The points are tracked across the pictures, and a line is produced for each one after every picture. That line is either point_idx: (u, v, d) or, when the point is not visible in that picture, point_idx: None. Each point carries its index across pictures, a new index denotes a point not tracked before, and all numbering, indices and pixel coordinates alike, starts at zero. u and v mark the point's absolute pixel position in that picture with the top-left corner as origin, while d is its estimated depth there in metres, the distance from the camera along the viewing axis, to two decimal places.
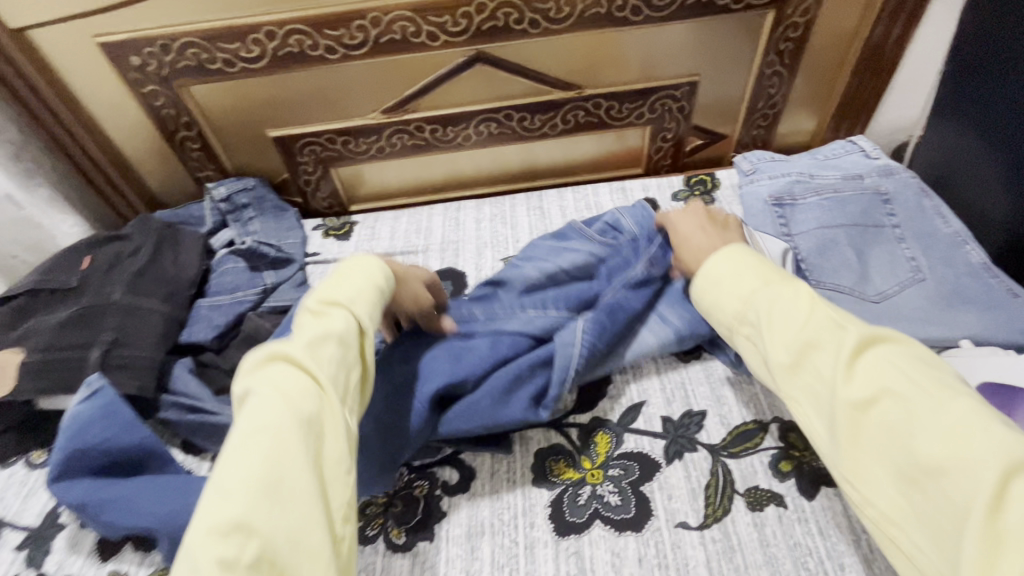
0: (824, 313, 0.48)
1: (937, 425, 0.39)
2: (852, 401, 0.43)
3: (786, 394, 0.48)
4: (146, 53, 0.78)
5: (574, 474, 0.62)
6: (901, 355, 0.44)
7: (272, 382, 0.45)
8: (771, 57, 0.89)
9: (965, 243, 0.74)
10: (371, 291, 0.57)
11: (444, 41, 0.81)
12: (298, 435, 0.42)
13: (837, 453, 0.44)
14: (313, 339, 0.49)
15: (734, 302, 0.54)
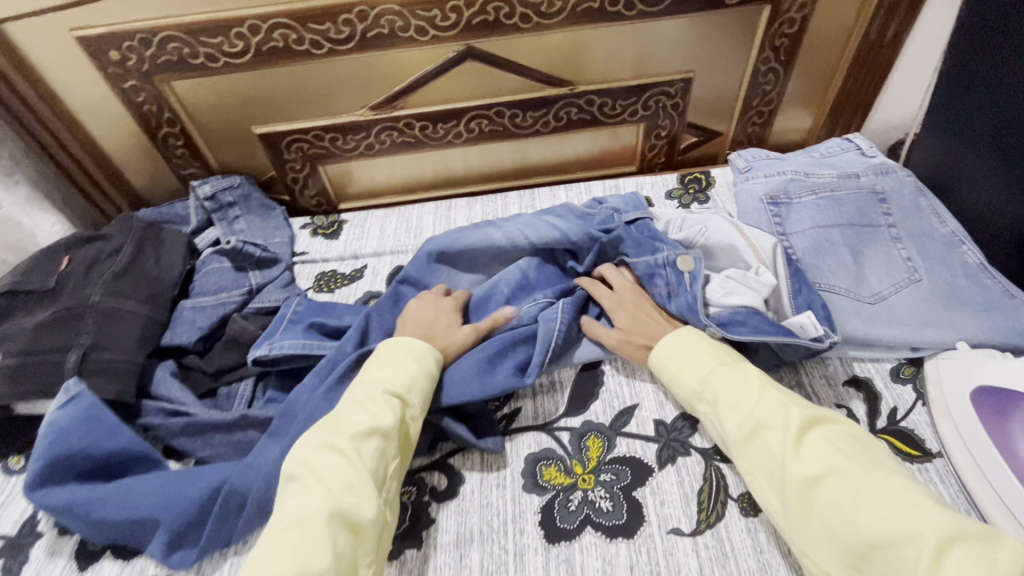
0: (774, 394, 0.54)
1: (878, 499, 0.44)
2: (804, 477, 0.48)
3: (744, 467, 0.53)
4: (125, 47, 0.76)
5: (565, 479, 0.61)
6: (841, 437, 0.50)
7: (316, 477, 0.51)
8: (767, 53, 0.87)
9: (961, 243, 0.73)
10: (420, 380, 0.61)
11: (433, 36, 0.79)
12: (326, 535, 0.47)
13: (794, 526, 0.48)
14: (357, 434, 0.53)
15: (692, 381, 0.59)
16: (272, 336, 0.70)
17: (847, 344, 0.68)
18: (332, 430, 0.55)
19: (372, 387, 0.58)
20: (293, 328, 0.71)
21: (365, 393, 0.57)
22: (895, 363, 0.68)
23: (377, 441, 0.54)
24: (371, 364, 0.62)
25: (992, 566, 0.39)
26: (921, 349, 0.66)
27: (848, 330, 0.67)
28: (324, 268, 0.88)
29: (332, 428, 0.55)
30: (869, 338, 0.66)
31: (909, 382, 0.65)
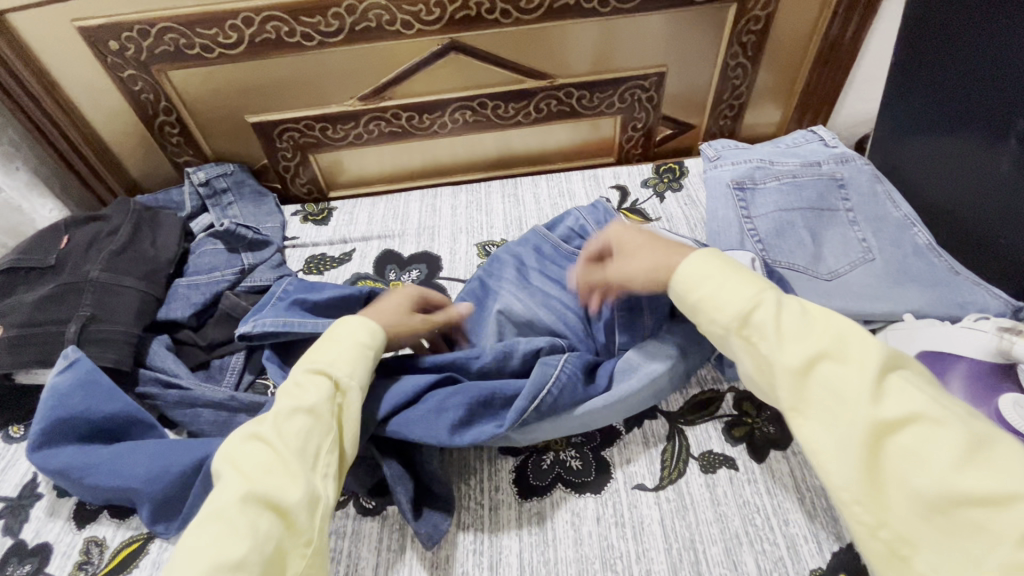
0: (841, 326, 0.47)
1: (964, 450, 0.39)
2: (875, 418, 0.42)
3: (790, 400, 0.46)
4: (124, 37, 0.80)
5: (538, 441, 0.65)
6: (916, 379, 0.44)
7: (238, 467, 0.48)
8: (735, 49, 0.92)
9: (912, 225, 0.78)
10: (348, 353, 0.57)
11: (418, 29, 0.83)
12: (253, 517, 0.45)
13: (854, 471, 0.42)
14: (280, 421, 0.51)
15: (739, 303, 0.50)
16: (258, 316, 0.71)
17: None
18: (258, 419, 0.52)
19: (297, 369, 0.56)
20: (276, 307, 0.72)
21: (291, 378, 0.55)
22: None
23: (302, 421, 0.51)
24: (309, 351, 0.59)
25: None
26: (872, 321, 0.71)
27: (805, 304, 0.72)
28: (314, 252, 0.92)
29: (260, 418, 0.52)
30: (824, 311, 0.71)
31: None
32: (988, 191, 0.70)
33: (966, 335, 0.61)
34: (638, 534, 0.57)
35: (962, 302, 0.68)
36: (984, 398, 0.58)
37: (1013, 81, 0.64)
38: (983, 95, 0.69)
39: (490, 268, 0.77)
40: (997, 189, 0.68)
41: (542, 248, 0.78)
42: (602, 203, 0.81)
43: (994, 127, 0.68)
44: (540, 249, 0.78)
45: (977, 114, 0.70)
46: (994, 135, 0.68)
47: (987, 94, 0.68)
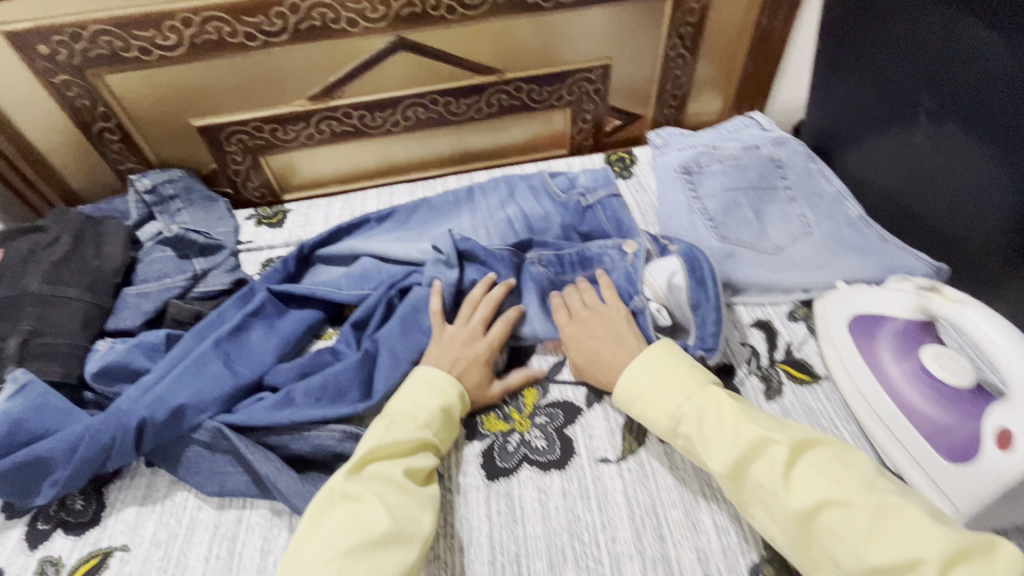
0: (749, 425, 0.52)
1: (871, 526, 0.44)
2: (797, 509, 0.47)
3: (737, 500, 0.52)
4: (56, 41, 0.77)
5: (503, 425, 0.66)
6: (826, 459, 0.49)
7: (377, 498, 0.51)
8: (674, 41, 0.96)
9: (844, 199, 0.84)
10: (443, 405, 0.61)
11: (364, 27, 0.83)
12: (400, 526, 0.50)
13: (798, 556, 0.47)
14: (403, 458, 0.56)
15: (663, 419, 0.57)
16: (122, 308, 0.74)
17: (751, 290, 0.77)
18: (389, 461, 0.55)
19: (411, 418, 0.59)
20: (127, 303, 0.75)
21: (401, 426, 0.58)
22: (791, 306, 0.77)
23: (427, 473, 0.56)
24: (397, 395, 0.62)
25: None
26: (811, 290, 0.76)
27: (750, 278, 0.76)
28: (269, 254, 0.91)
29: (386, 455, 0.55)
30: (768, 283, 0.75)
31: (803, 321, 0.75)
32: (907, 164, 0.76)
33: (893, 295, 0.65)
34: (602, 505, 0.60)
35: (892, 266, 0.74)
36: (908, 352, 0.63)
37: (922, 58, 0.70)
38: (897, 74, 0.74)
39: (483, 186, 0.91)
40: (914, 161, 0.74)
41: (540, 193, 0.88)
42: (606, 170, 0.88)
43: (911, 103, 0.73)
44: (538, 192, 0.88)
45: (891, 93, 0.76)
46: (911, 110, 0.73)
47: (899, 73, 0.74)
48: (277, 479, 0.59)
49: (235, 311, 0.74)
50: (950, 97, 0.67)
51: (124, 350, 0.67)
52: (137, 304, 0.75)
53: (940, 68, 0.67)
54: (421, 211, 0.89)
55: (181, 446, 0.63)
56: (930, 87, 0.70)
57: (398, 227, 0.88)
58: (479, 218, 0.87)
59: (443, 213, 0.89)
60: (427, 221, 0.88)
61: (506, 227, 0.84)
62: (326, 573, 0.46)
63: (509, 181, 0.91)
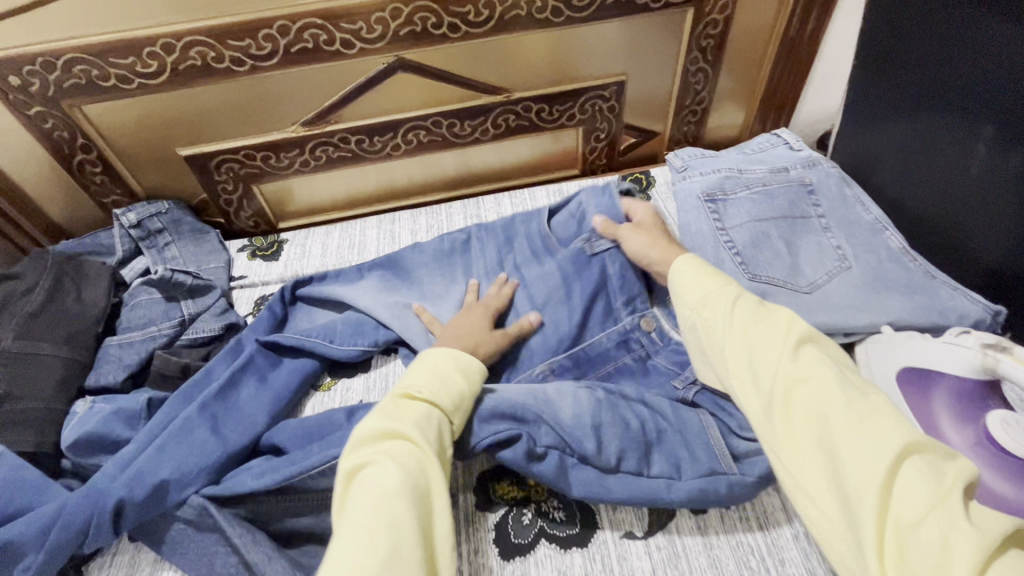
0: (782, 312, 0.56)
1: (854, 407, 0.47)
2: (791, 380, 0.50)
3: (735, 370, 0.54)
4: (27, 72, 0.71)
5: (517, 493, 0.61)
6: (835, 360, 0.52)
7: (390, 462, 0.49)
8: (695, 54, 0.89)
9: (884, 228, 0.77)
10: (440, 377, 0.58)
11: (360, 48, 0.77)
12: (415, 491, 0.48)
13: (774, 424, 0.50)
14: (410, 412, 0.54)
15: (692, 297, 0.60)
16: (103, 362, 0.69)
17: None
18: (392, 420, 0.53)
19: (408, 386, 0.57)
20: (109, 356, 0.70)
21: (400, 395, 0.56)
22: None
23: (431, 427, 0.53)
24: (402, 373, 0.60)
25: (941, 479, 0.42)
26: (852, 334, 0.69)
27: None
28: (264, 291, 0.85)
29: (390, 416, 0.54)
30: (805, 327, 0.69)
31: None
32: (959, 194, 0.68)
33: (948, 351, 0.58)
34: None
35: (943, 308, 0.67)
36: (971, 417, 0.56)
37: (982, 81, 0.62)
38: (954, 94, 0.66)
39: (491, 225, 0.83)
40: (969, 192, 0.67)
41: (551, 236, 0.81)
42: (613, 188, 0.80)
43: (965, 126, 0.66)
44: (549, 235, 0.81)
45: (942, 112, 0.69)
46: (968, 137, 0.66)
47: (957, 94, 0.66)
48: (268, 566, 0.54)
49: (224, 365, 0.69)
50: (1015, 126, 0.60)
51: (103, 416, 0.62)
52: (120, 356, 0.70)
53: (1001, 92, 0.61)
54: (421, 261, 0.82)
55: (165, 524, 0.58)
56: (990, 111, 0.62)
57: (397, 280, 0.80)
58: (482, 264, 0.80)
59: (445, 252, 0.82)
60: (421, 272, 0.81)
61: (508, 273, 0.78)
62: (349, 535, 0.45)
63: (519, 220, 0.83)
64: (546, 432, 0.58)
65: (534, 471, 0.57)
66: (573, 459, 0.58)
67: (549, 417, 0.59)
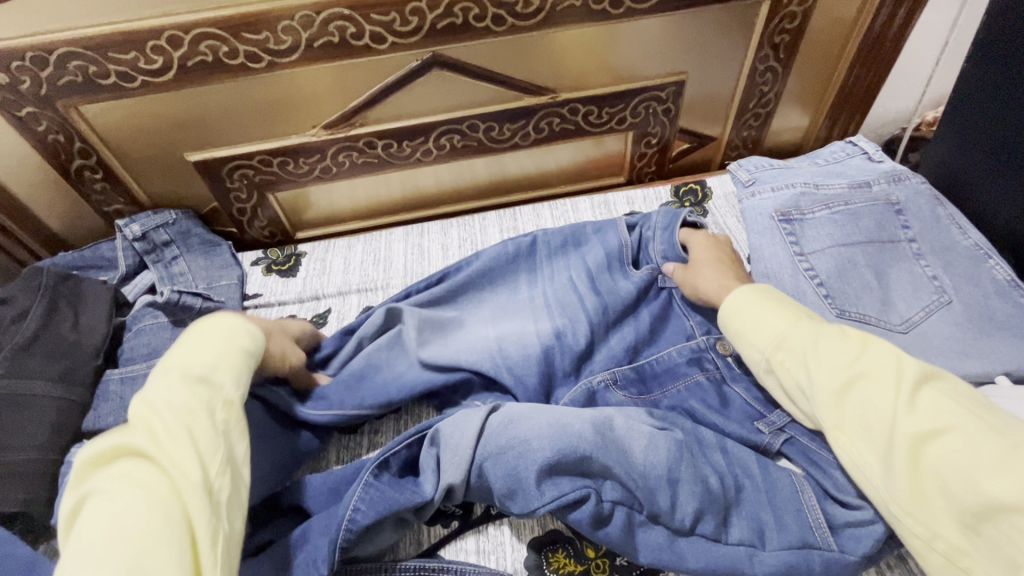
0: (877, 346, 0.48)
1: (1002, 460, 0.39)
2: (914, 432, 0.43)
3: (836, 421, 0.47)
4: (16, 68, 0.63)
5: (575, 567, 0.53)
6: (957, 394, 0.44)
7: (122, 491, 0.39)
8: (765, 52, 0.79)
9: (987, 256, 0.67)
10: (218, 359, 0.49)
11: (392, 43, 0.67)
12: (166, 509, 0.39)
13: (899, 491, 0.43)
14: (162, 416, 0.44)
15: (763, 339, 0.54)
16: (104, 401, 0.61)
17: None
18: (140, 434, 0.43)
19: (174, 376, 0.47)
20: (110, 393, 0.62)
21: (156, 380, 0.46)
22: None
23: (190, 426, 0.44)
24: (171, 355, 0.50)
25: None
26: None
27: None
28: (281, 313, 0.77)
29: (143, 428, 0.43)
30: None
31: None
32: None
33: None
34: None
35: None
36: None
37: None
38: None
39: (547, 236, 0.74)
40: None
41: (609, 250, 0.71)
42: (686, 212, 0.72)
43: None
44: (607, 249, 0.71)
45: None
46: None
47: None
48: None
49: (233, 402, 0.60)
50: None
51: None
52: (122, 394, 0.62)
53: None
54: (472, 269, 0.72)
55: None
56: None
57: (440, 289, 0.72)
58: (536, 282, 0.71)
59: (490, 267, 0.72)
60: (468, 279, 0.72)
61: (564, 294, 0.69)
62: None
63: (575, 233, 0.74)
64: (610, 486, 0.50)
65: (599, 536, 0.49)
66: (641, 516, 0.50)
67: (615, 469, 0.50)
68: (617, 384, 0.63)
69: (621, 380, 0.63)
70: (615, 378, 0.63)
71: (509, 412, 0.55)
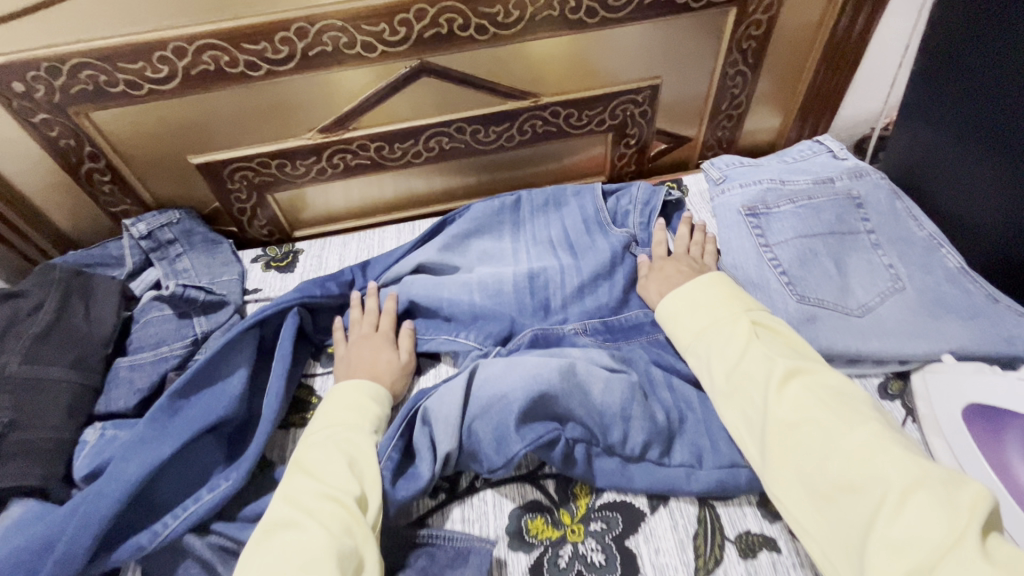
0: (758, 344, 0.57)
1: (845, 446, 0.47)
2: (783, 419, 0.51)
3: (727, 414, 0.56)
4: (31, 78, 0.67)
5: (553, 532, 0.57)
6: (823, 388, 0.52)
7: (309, 520, 0.49)
8: (734, 57, 0.84)
9: (940, 246, 0.72)
10: (357, 412, 0.61)
11: (382, 51, 0.72)
12: (339, 537, 0.48)
13: (766, 467, 0.51)
14: (337, 463, 0.54)
15: (685, 332, 0.64)
16: (114, 386, 0.66)
17: (835, 360, 0.66)
18: (309, 475, 0.53)
19: (345, 432, 0.58)
20: (120, 380, 0.66)
21: (338, 437, 0.57)
22: (882, 378, 0.66)
23: (351, 467, 0.54)
24: (323, 411, 0.62)
25: (950, 517, 0.40)
26: (908, 361, 0.65)
27: (836, 348, 0.65)
28: None
29: (309, 472, 0.54)
30: (859, 354, 0.64)
31: (897, 398, 0.64)
32: None
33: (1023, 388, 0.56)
34: None
35: (1008, 335, 0.62)
36: None
37: None
38: None
39: (531, 200, 0.87)
40: None
41: (587, 208, 0.84)
42: (658, 198, 0.84)
43: None
44: (586, 209, 0.84)
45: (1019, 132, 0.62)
46: None
47: None
48: None
49: (231, 378, 0.64)
50: None
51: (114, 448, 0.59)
52: (131, 380, 0.66)
53: None
54: (460, 228, 0.84)
55: (179, 562, 0.54)
56: None
57: (442, 243, 0.81)
58: (521, 241, 0.83)
59: (480, 225, 0.84)
60: (467, 235, 0.83)
61: (547, 252, 0.82)
62: None
63: (558, 198, 0.87)
64: (573, 426, 0.59)
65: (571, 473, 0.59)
66: (598, 450, 0.59)
67: (579, 411, 0.59)
68: (586, 332, 0.73)
69: (590, 329, 0.73)
70: (585, 327, 0.73)
71: (489, 365, 0.65)
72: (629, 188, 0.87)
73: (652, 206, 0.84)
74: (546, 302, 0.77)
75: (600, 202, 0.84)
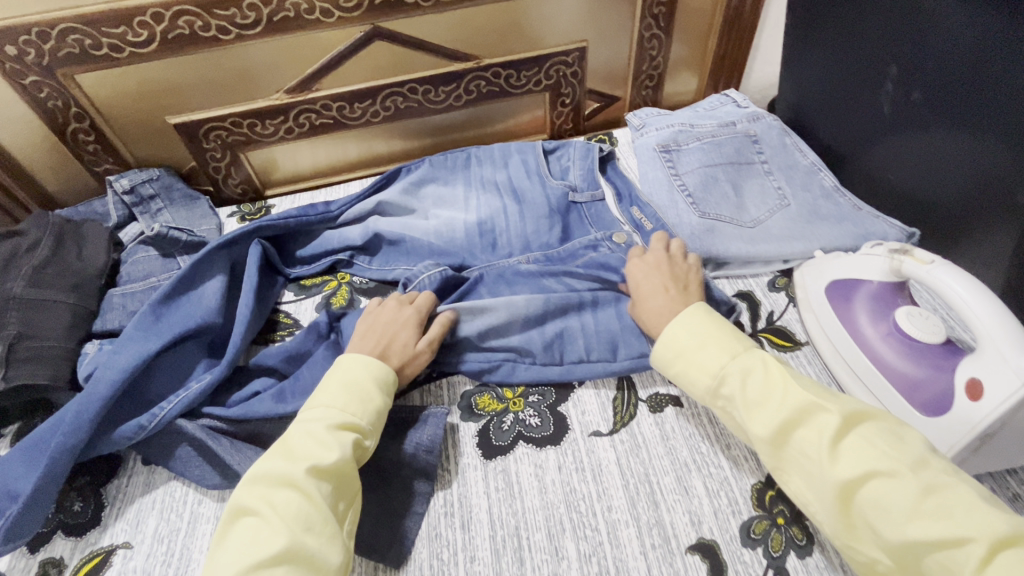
0: (796, 388, 0.52)
1: (918, 500, 0.43)
2: (840, 479, 0.46)
3: (773, 464, 0.51)
4: (22, 42, 0.75)
5: (497, 405, 0.68)
6: (875, 433, 0.48)
7: (270, 516, 0.48)
8: (648, 21, 0.97)
9: (819, 170, 0.86)
10: (351, 396, 0.58)
11: (338, 17, 0.83)
12: (296, 533, 0.47)
13: (837, 530, 0.47)
14: (313, 455, 0.52)
15: (706, 378, 0.56)
16: (109, 309, 0.75)
17: (731, 263, 0.79)
18: (289, 461, 0.52)
19: (328, 417, 0.56)
20: (114, 304, 0.76)
21: (320, 424, 0.55)
22: (771, 276, 0.79)
23: (335, 456, 0.53)
24: (318, 391, 0.59)
25: None
26: (790, 260, 0.78)
27: (731, 251, 0.77)
28: None
29: (288, 454, 0.53)
30: (750, 256, 0.77)
31: (782, 290, 0.77)
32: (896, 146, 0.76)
33: (867, 261, 0.68)
34: (597, 476, 0.62)
35: (866, 233, 0.76)
36: (882, 314, 0.66)
37: (909, 49, 0.70)
38: (880, 52, 0.74)
39: (479, 155, 0.98)
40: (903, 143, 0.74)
41: (530, 158, 0.95)
42: (594, 149, 0.94)
43: (898, 82, 0.73)
44: (529, 159, 0.95)
45: (871, 69, 0.77)
46: (898, 96, 0.73)
47: (882, 52, 0.74)
48: None
49: (214, 294, 0.73)
50: (937, 88, 0.67)
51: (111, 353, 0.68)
52: (124, 304, 0.76)
53: (917, 50, 0.69)
54: (414, 178, 0.94)
55: (175, 441, 0.63)
56: (919, 78, 0.69)
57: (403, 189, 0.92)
58: (472, 186, 0.94)
59: (436, 177, 0.95)
60: (426, 185, 0.94)
61: (494, 194, 0.92)
62: None
63: (505, 150, 0.97)
64: (517, 346, 0.71)
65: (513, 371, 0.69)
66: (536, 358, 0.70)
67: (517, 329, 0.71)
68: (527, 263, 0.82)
69: (531, 260, 0.82)
70: (528, 259, 0.82)
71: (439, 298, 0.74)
72: (569, 144, 0.97)
73: (589, 158, 0.93)
74: (492, 233, 0.87)
75: (540, 153, 0.95)
